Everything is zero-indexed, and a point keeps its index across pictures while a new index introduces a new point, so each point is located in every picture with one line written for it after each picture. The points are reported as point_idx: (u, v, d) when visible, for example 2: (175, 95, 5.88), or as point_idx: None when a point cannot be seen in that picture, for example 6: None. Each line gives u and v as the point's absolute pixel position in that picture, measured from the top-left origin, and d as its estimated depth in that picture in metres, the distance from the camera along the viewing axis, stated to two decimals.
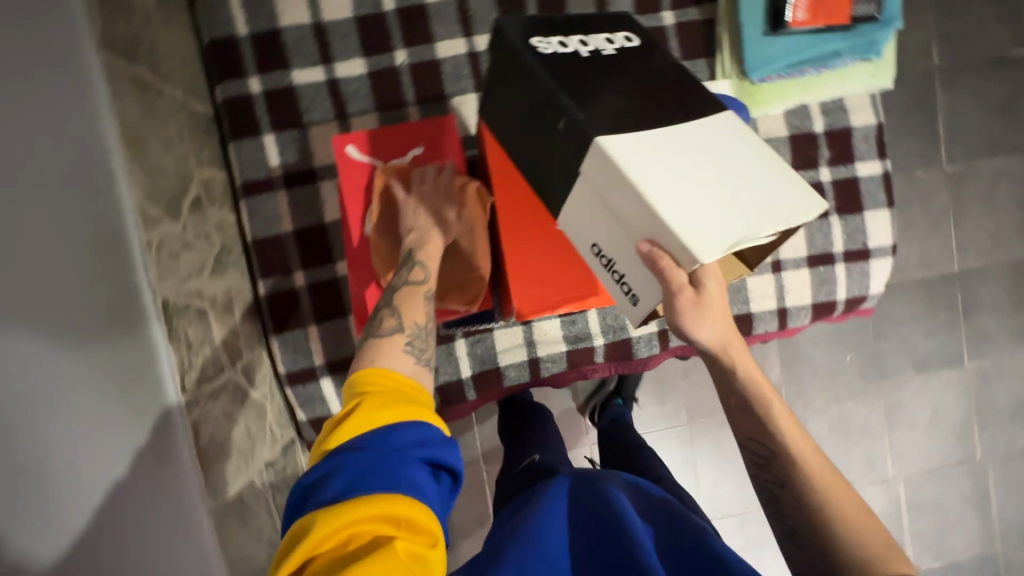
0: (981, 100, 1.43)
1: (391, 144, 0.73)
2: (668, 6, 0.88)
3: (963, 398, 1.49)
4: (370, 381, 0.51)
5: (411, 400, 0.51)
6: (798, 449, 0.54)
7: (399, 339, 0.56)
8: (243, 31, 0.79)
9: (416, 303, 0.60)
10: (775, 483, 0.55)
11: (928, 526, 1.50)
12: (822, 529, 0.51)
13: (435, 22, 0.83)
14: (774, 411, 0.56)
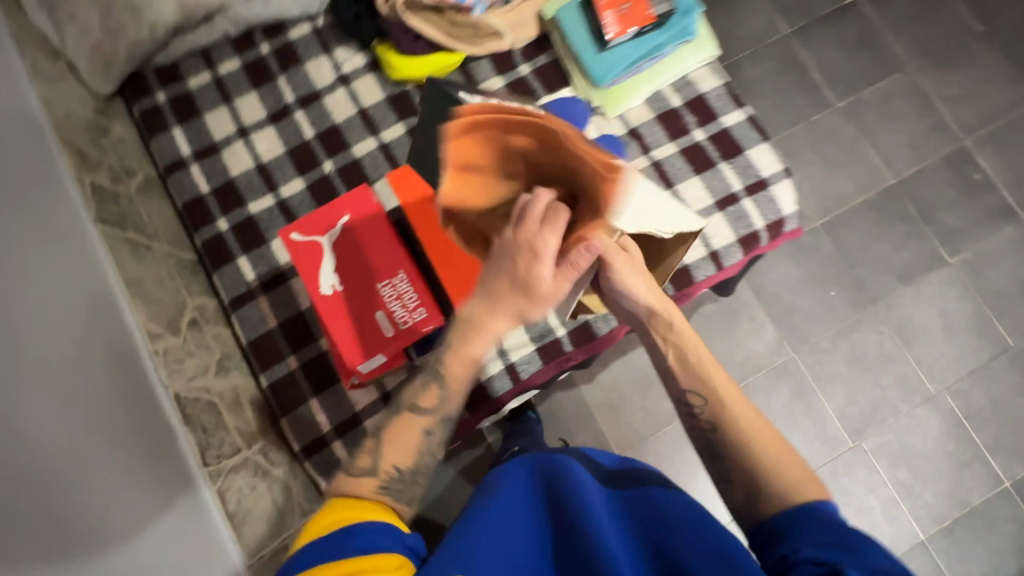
0: (840, 42, 1.62)
1: (325, 219, 0.83)
2: (520, 59, 1.07)
3: (964, 294, 1.49)
4: (343, 502, 0.61)
5: (377, 506, 0.60)
6: (727, 399, 0.66)
7: (371, 481, 0.63)
8: (206, 189, 1.01)
9: (409, 438, 0.66)
10: (708, 428, 0.65)
11: (996, 430, 1.42)
12: (750, 459, 0.62)
13: (347, 134, 1.04)
14: (708, 371, 0.68)
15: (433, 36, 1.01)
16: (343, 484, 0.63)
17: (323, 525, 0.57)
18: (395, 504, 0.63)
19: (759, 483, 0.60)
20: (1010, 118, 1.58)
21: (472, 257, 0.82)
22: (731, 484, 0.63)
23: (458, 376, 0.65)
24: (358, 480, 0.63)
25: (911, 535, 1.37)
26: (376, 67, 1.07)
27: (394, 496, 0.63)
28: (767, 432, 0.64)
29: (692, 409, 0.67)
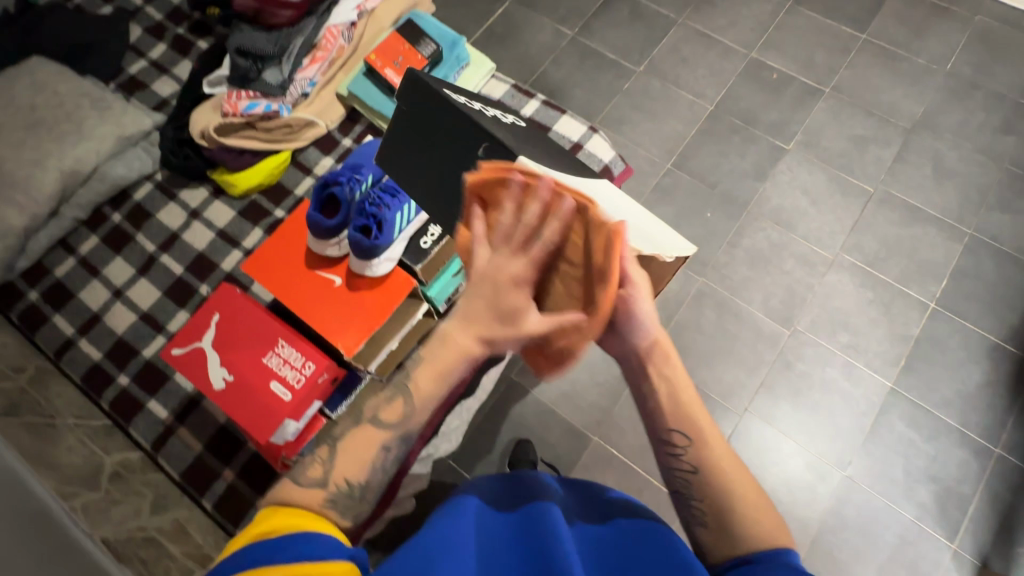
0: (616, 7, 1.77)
1: (197, 326, 0.90)
2: (341, 134, 1.22)
3: (814, 167, 1.59)
4: (289, 509, 0.45)
5: (331, 524, 0.45)
6: (711, 439, 0.57)
7: (319, 494, 0.46)
8: (99, 355, 1.06)
9: (362, 457, 0.48)
10: (689, 471, 0.56)
11: (901, 264, 1.48)
12: (727, 514, 0.54)
13: (213, 255, 1.13)
14: (696, 413, 0.58)
15: (256, 146, 1.15)
16: (288, 493, 0.46)
17: (273, 528, 0.43)
18: (340, 521, 0.46)
19: (729, 530, 0.53)
20: (776, 23, 1.74)
21: (339, 301, 0.90)
22: (703, 525, 0.56)
23: (425, 392, 0.47)
24: (308, 490, 0.46)
25: (878, 386, 1.38)
26: (220, 192, 1.19)
27: (343, 508, 0.47)
28: (752, 486, 0.56)
29: (675, 450, 0.57)
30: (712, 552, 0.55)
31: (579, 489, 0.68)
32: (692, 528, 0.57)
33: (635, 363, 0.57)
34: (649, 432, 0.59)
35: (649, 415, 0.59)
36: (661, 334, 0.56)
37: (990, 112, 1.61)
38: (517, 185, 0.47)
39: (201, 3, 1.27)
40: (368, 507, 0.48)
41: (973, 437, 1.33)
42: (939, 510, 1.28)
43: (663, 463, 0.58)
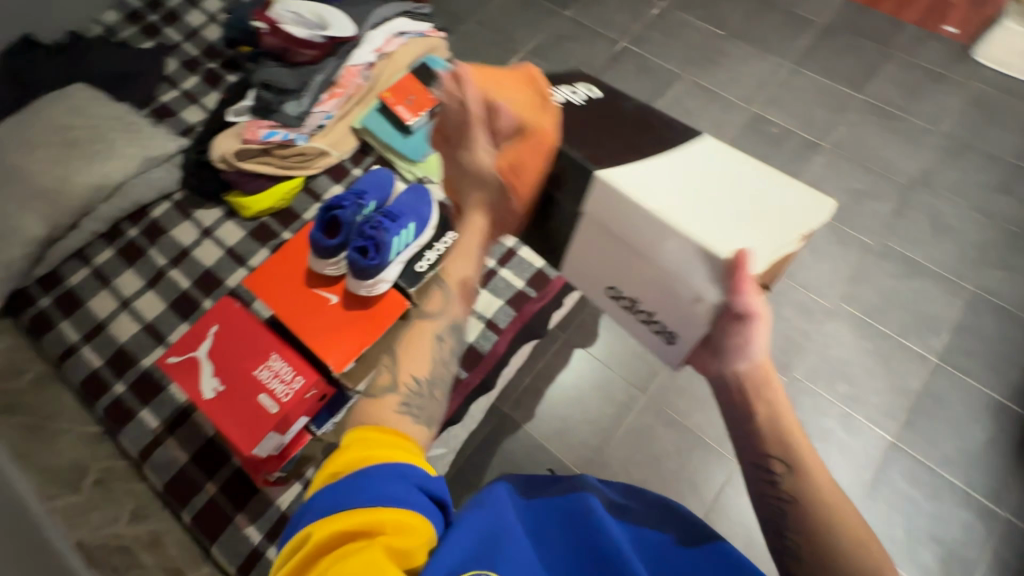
0: (618, 60, 1.81)
1: (194, 336, 0.94)
2: (352, 164, 1.28)
3: None
4: (364, 431, 0.51)
5: (410, 445, 0.51)
6: (813, 469, 0.54)
7: (392, 400, 0.56)
8: (99, 363, 1.09)
9: (421, 343, 0.63)
10: (785, 499, 0.54)
11: (900, 316, 1.44)
12: (825, 546, 0.51)
13: (220, 271, 1.18)
14: (800, 442, 0.55)
15: (270, 172, 1.22)
16: (367, 411, 0.55)
17: (355, 459, 0.48)
18: (413, 429, 0.55)
19: (828, 564, 0.50)
20: (775, 81, 1.77)
21: (333, 318, 0.92)
22: (796, 557, 0.53)
23: (455, 275, 0.70)
24: (381, 398, 0.55)
25: (878, 440, 1.32)
26: (233, 213, 1.25)
27: (415, 416, 0.56)
28: (852, 519, 0.52)
29: (772, 476, 0.54)
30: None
31: (626, 492, 0.66)
32: (781, 557, 0.54)
33: (734, 387, 0.58)
34: (744, 453, 0.57)
35: (744, 437, 0.57)
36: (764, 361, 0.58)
37: (987, 172, 1.60)
38: (480, 112, 0.64)
39: (234, 42, 1.38)
40: (434, 407, 0.58)
41: (978, 498, 1.26)
42: (943, 574, 1.20)
43: (752, 479, 0.56)
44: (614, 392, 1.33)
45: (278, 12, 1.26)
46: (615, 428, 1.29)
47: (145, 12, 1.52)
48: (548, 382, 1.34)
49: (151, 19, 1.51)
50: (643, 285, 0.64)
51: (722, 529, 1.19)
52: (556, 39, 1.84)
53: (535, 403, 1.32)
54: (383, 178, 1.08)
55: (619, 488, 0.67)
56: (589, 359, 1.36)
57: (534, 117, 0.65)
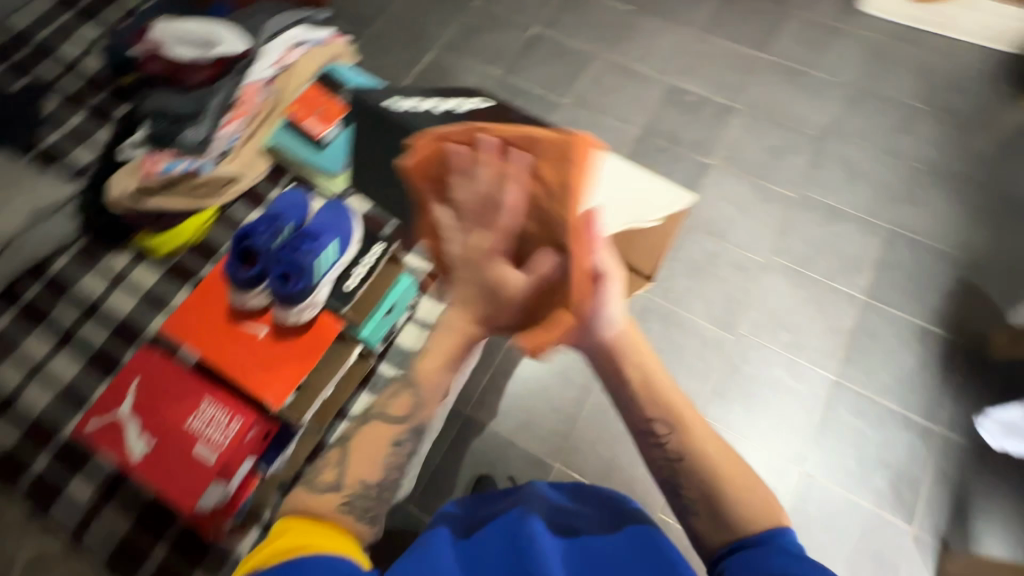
0: (533, 46, 1.80)
1: (114, 395, 0.87)
2: (268, 188, 1.23)
3: (737, 178, 1.63)
4: (297, 520, 0.52)
5: (344, 537, 0.51)
6: (692, 426, 0.59)
7: (334, 498, 0.54)
8: (14, 439, 1.00)
9: (376, 450, 0.57)
10: (674, 459, 0.58)
11: (827, 262, 1.52)
12: (716, 498, 0.57)
13: (138, 319, 1.11)
14: (674, 399, 0.59)
15: (178, 207, 1.15)
16: (301, 498, 0.54)
17: (277, 551, 0.48)
18: (355, 526, 0.54)
19: (721, 518, 0.56)
20: (686, 50, 1.81)
21: (263, 353, 0.88)
22: (695, 514, 0.58)
23: (432, 376, 0.56)
24: (320, 495, 0.54)
25: (822, 380, 1.39)
26: (143, 255, 1.17)
27: (358, 514, 0.54)
28: (736, 470, 0.58)
29: (658, 439, 0.58)
30: (707, 538, 0.57)
31: (569, 492, 0.68)
32: (685, 516, 0.59)
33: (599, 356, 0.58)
34: (629, 423, 0.60)
35: (629, 406, 0.60)
36: (626, 325, 0.56)
37: (886, 115, 1.69)
38: (462, 154, 0.52)
39: (118, 71, 1.28)
40: (375, 507, 0.56)
41: (915, 419, 1.35)
42: (895, 496, 1.28)
43: (645, 448, 0.60)
44: (572, 377, 1.33)
45: (160, 35, 1.20)
46: (578, 413, 1.30)
47: (12, 49, 1.39)
48: (505, 377, 1.33)
49: (22, 55, 1.38)
50: (536, 268, 0.58)
51: None
52: (470, 32, 1.81)
53: (495, 401, 1.31)
54: (298, 197, 1.03)
55: (563, 488, 0.70)
56: None
57: (551, 188, 0.51)
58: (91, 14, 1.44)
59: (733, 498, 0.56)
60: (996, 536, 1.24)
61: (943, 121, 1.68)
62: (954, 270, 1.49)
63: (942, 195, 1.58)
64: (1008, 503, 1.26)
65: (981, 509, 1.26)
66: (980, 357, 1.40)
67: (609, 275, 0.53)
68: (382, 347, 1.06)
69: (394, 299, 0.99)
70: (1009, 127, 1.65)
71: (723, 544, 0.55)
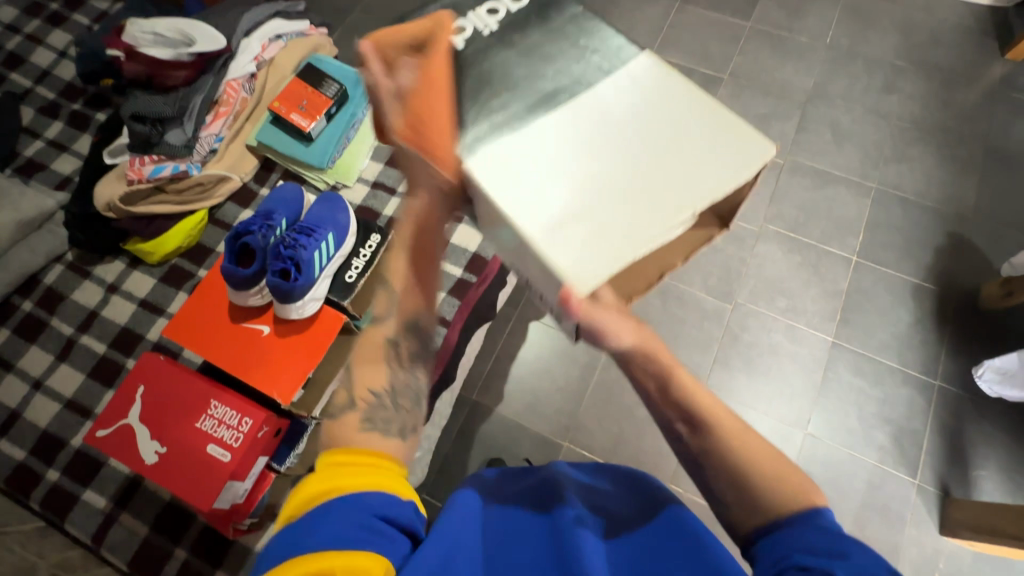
0: None
1: (121, 403, 0.87)
2: (258, 185, 1.21)
3: None
4: (337, 454, 0.49)
5: (387, 466, 0.50)
6: (713, 412, 0.58)
7: (355, 417, 0.53)
8: (23, 454, 1.01)
9: (376, 352, 0.58)
10: (693, 448, 0.58)
11: (821, 225, 1.53)
12: (743, 484, 0.54)
13: (137, 327, 1.10)
14: (695, 397, 0.59)
15: (168, 210, 1.13)
16: (335, 433, 0.52)
17: (313, 492, 0.45)
18: (384, 444, 0.52)
19: (745, 487, 0.54)
20: (668, 22, 1.79)
21: (267, 350, 0.87)
22: (722, 493, 0.56)
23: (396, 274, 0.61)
24: (344, 418, 0.53)
25: (821, 343, 1.41)
26: (137, 261, 1.16)
27: (383, 430, 0.53)
28: (761, 449, 0.57)
29: (675, 433, 0.60)
30: (739, 521, 0.54)
31: (596, 470, 0.67)
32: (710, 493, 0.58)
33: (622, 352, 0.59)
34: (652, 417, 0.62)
35: (649, 403, 0.61)
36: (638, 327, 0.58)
37: (871, 75, 1.69)
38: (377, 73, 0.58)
39: (94, 77, 1.25)
40: (399, 422, 0.54)
41: (914, 374, 1.37)
42: (897, 450, 1.30)
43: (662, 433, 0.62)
44: (575, 355, 1.34)
45: (133, 35, 1.14)
46: (583, 391, 1.31)
47: None
48: (509, 360, 1.34)
49: None
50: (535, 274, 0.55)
51: None
52: None
53: (500, 383, 1.32)
54: (289, 193, 1.02)
55: (590, 469, 0.68)
56: (543, 329, 1.36)
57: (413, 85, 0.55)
58: (60, 20, 1.40)
59: (755, 468, 0.55)
60: (997, 482, 1.27)
61: (927, 78, 1.68)
62: (944, 225, 1.51)
63: (929, 152, 1.59)
64: (1007, 449, 1.29)
65: (982, 456, 1.29)
66: (973, 309, 1.42)
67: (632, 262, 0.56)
68: None
69: None
70: (993, 79, 1.65)
71: (756, 527, 0.52)
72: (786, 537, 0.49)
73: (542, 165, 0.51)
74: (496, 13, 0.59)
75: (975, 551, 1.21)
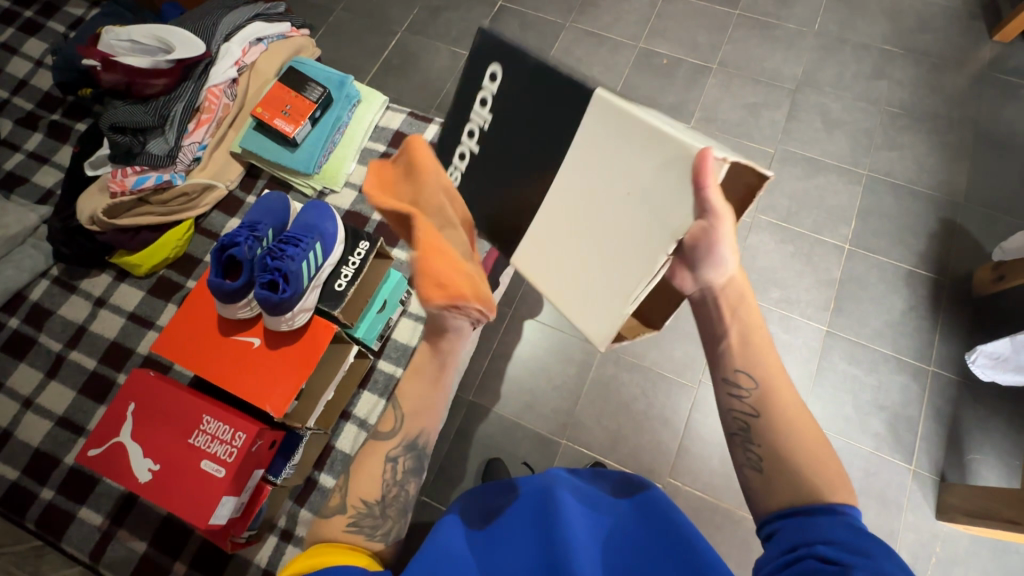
0: (500, 18, 1.73)
1: (111, 422, 0.86)
2: (245, 194, 1.21)
3: (716, 139, 1.61)
4: (327, 543, 0.56)
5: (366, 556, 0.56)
6: (779, 386, 0.56)
7: (341, 520, 0.58)
8: (16, 474, 1.00)
9: (372, 466, 0.63)
10: (750, 414, 0.56)
11: (813, 215, 1.52)
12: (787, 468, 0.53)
13: (127, 341, 1.09)
14: (764, 351, 0.58)
15: (152, 221, 1.11)
16: (318, 528, 0.58)
17: (305, 564, 0.52)
18: (366, 545, 0.57)
19: (775, 478, 0.53)
20: (655, 13, 1.76)
21: (259, 363, 0.87)
22: (757, 470, 0.55)
23: (412, 399, 0.65)
24: (332, 520, 0.59)
25: (815, 332, 1.41)
26: (124, 274, 1.14)
27: (368, 534, 0.58)
28: (812, 438, 0.54)
29: (739, 390, 0.57)
30: (766, 503, 0.54)
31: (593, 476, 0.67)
32: (743, 472, 0.57)
33: (712, 301, 0.61)
34: (714, 369, 0.60)
35: (718, 354, 0.59)
36: (738, 273, 0.61)
37: (861, 61, 1.68)
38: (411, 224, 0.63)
39: (71, 86, 1.22)
40: (386, 528, 0.60)
41: (908, 361, 1.37)
42: (892, 437, 1.31)
43: (721, 396, 0.59)
44: (571, 353, 1.33)
45: (108, 43, 1.11)
46: (580, 388, 1.31)
47: None
48: (504, 359, 1.33)
49: None
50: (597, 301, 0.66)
51: (698, 454, 1.24)
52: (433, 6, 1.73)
53: (495, 384, 1.31)
54: (273, 201, 1.00)
55: (589, 475, 0.68)
56: (537, 328, 1.36)
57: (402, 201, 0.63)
58: (34, 28, 1.37)
59: (802, 459, 0.53)
60: (992, 466, 1.28)
61: (916, 63, 1.67)
62: (936, 211, 1.51)
63: (919, 138, 1.58)
64: (1001, 433, 1.30)
65: (976, 441, 1.29)
66: (966, 293, 1.42)
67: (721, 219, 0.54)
68: (378, 345, 1.07)
69: (386, 294, 1.04)
70: (982, 62, 1.65)
71: (776, 511, 0.53)
72: (806, 527, 0.49)
73: (549, 242, 0.66)
74: (487, 102, 0.70)
75: (971, 536, 1.22)
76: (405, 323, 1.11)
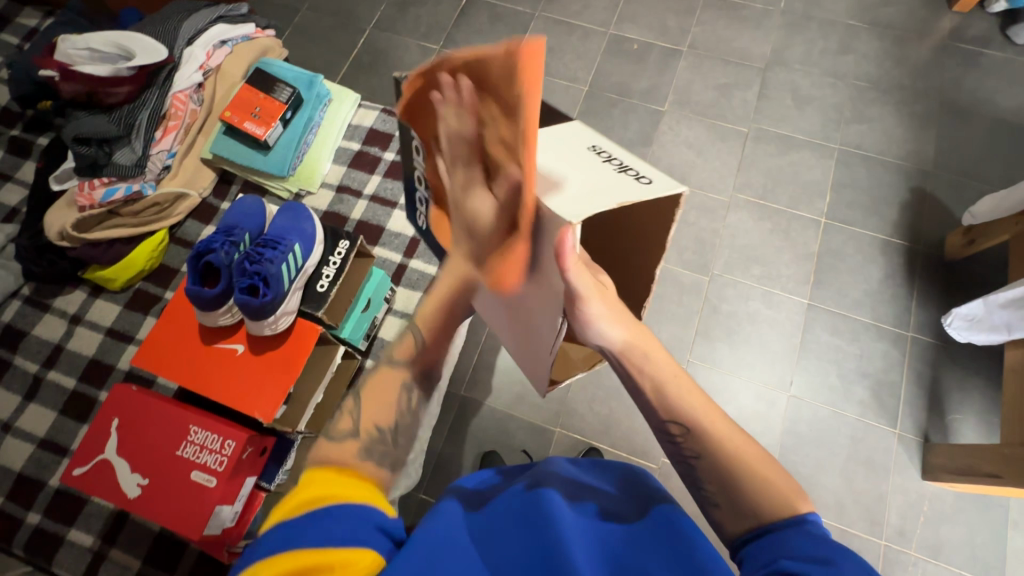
0: (469, 9, 1.72)
1: (94, 438, 0.84)
2: (218, 200, 1.19)
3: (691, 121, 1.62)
4: (321, 471, 0.48)
5: (370, 487, 0.49)
6: (711, 423, 0.56)
7: (353, 445, 0.52)
8: (0, 500, 0.98)
9: (385, 392, 0.55)
10: (691, 456, 0.56)
11: (789, 190, 1.54)
12: (739, 488, 0.52)
13: (107, 357, 1.06)
14: (690, 401, 0.56)
15: (123, 233, 1.09)
16: (323, 450, 0.52)
17: (302, 499, 0.45)
18: (372, 467, 0.51)
19: (740, 503, 0.52)
20: None
21: (243, 369, 0.85)
22: (714, 504, 0.54)
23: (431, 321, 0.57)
24: (342, 444, 0.51)
25: (797, 306, 1.43)
26: (99, 289, 1.12)
27: (378, 461, 0.52)
28: (762, 462, 0.54)
29: (673, 437, 0.57)
30: (726, 526, 0.53)
31: (592, 467, 0.66)
32: (706, 509, 0.55)
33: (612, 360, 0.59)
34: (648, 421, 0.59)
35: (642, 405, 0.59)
36: (633, 335, 0.58)
37: (827, 38, 1.70)
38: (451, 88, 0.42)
39: (28, 99, 1.18)
40: (396, 453, 0.55)
41: (887, 329, 1.41)
42: (876, 403, 1.34)
43: (663, 443, 0.58)
44: None
45: (65, 52, 1.08)
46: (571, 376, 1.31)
47: None
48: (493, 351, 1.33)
49: None
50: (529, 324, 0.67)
51: None
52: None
53: (486, 376, 1.31)
54: (246, 205, 0.99)
55: (585, 464, 0.67)
56: None
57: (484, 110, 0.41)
58: None
59: (761, 485, 0.52)
60: (971, 424, 1.31)
61: (880, 37, 1.70)
62: (907, 180, 1.54)
63: (888, 109, 1.61)
64: (980, 392, 1.34)
65: (956, 401, 1.33)
66: (939, 259, 1.46)
67: (591, 296, 0.50)
68: (365, 345, 1.07)
69: (369, 293, 1.02)
70: (944, 33, 1.68)
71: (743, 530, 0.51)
72: (770, 543, 0.47)
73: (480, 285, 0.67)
74: None
75: (957, 494, 1.26)
76: (391, 321, 1.11)
